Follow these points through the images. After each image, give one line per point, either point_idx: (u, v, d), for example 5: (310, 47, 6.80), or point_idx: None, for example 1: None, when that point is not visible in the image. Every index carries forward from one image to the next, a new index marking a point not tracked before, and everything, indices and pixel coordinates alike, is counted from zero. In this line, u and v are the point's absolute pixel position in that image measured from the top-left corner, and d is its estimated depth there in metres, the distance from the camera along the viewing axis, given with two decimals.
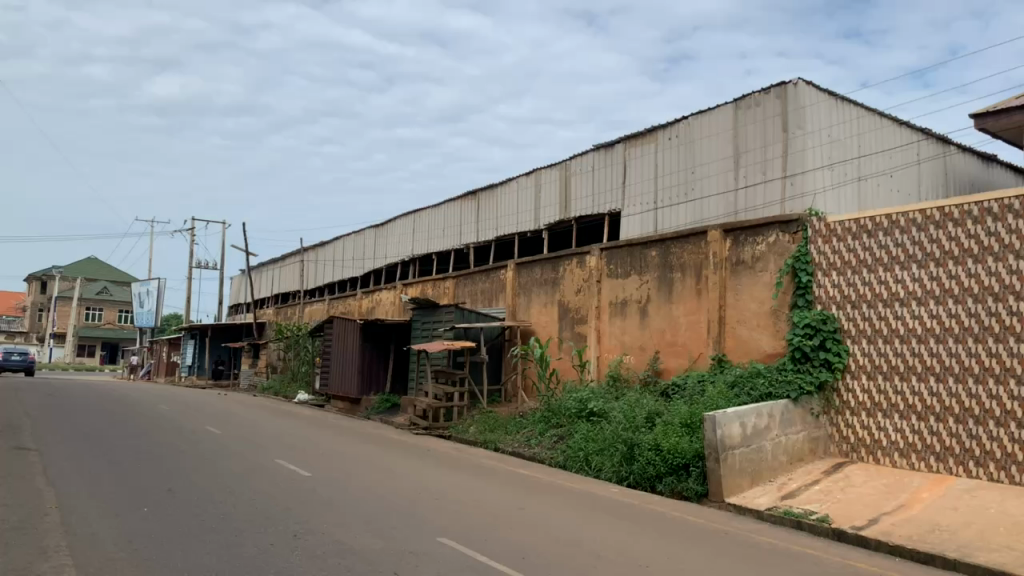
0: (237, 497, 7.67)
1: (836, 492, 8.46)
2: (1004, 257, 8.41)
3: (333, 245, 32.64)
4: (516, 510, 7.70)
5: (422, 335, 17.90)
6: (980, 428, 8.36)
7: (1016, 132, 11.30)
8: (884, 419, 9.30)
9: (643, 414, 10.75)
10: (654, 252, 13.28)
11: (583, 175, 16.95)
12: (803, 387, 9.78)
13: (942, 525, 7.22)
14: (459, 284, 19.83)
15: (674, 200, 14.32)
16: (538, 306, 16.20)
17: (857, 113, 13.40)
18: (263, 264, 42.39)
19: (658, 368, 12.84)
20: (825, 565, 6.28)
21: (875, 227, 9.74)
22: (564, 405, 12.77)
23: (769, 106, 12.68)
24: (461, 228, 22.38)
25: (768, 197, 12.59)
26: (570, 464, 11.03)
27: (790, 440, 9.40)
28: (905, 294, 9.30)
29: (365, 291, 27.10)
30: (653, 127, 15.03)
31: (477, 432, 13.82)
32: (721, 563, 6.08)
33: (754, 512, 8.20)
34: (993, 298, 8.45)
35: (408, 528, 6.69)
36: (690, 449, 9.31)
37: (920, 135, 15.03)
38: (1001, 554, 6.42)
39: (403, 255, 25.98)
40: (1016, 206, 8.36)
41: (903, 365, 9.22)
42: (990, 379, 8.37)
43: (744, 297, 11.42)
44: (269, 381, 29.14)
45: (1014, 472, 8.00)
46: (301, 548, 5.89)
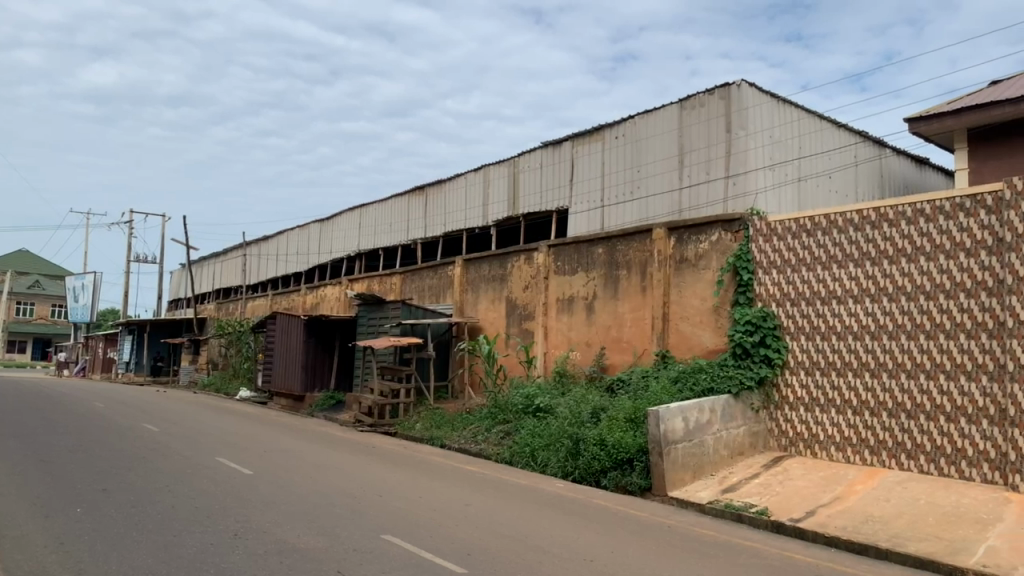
0: (176, 496, 7.49)
1: (774, 486, 8.61)
2: (934, 256, 8.58)
3: (279, 239, 32.17)
4: (459, 506, 7.65)
5: (369, 331, 17.77)
6: (911, 422, 8.58)
7: (947, 136, 11.66)
8: (821, 414, 9.47)
9: (589, 410, 10.81)
10: (601, 250, 13.36)
11: (532, 172, 17.00)
12: (743, 383, 9.92)
13: (876, 516, 7.42)
14: (406, 280, 19.75)
15: (622, 198, 14.43)
16: (486, 302, 16.20)
17: (798, 115, 13.68)
18: (204, 257, 41.62)
19: (604, 363, 12.95)
20: (764, 557, 6.37)
21: (812, 226, 9.86)
22: (511, 401, 12.76)
23: (713, 107, 12.85)
24: (409, 223, 22.26)
25: (711, 196, 12.78)
26: (516, 459, 11.04)
27: (731, 434, 9.55)
28: (842, 293, 9.45)
29: (311, 287, 26.76)
30: (601, 126, 15.13)
31: (424, 429, 13.75)
32: (661, 555, 6.12)
33: (695, 506, 8.33)
34: (924, 296, 8.63)
35: (351, 525, 6.56)
36: (634, 444, 9.36)
37: (858, 137, 15.42)
38: (929, 543, 6.63)
39: (349, 250, 25.77)
40: (947, 207, 8.51)
41: (840, 361, 9.38)
42: (921, 375, 8.57)
43: (687, 293, 11.56)
44: (211, 378, 28.65)
45: (943, 465, 8.24)
46: (240, 548, 5.72)
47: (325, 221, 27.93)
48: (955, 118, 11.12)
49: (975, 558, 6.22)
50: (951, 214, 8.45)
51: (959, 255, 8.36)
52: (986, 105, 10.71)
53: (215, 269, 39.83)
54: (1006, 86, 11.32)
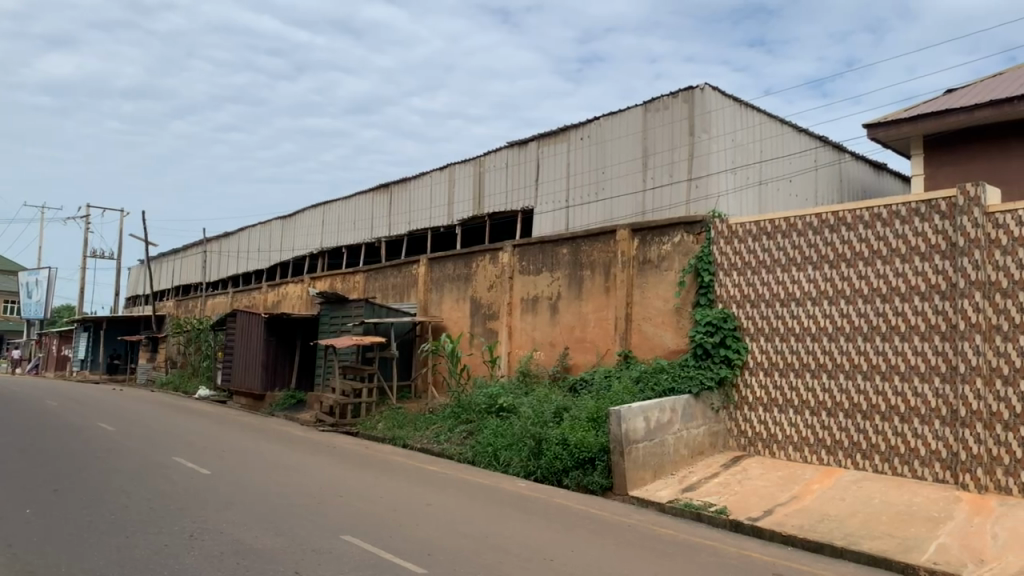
0: (129, 496, 7.37)
1: (733, 485, 8.72)
2: (890, 259, 8.74)
3: (240, 236, 31.75)
4: (420, 506, 7.61)
5: (331, 330, 17.61)
6: (867, 423, 8.74)
7: (904, 142, 11.91)
8: (779, 415, 9.61)
9: (552, 410, 10.83)
10: (565, 250, 13.41)
11: (497, 171, 17.00)
12: (704, 383, 10.03)
13: (831, 515, 7.55)
14: (369, 279, 19.62)
15: (587, 199, 14.50)
16: (450, 302, 16.16)
17: (760, 119, 13.87)
18: (163, 254, 40.92)
19: (567, 363, 12.99)
20: (722, 556, 6.45)
21: (773, 229, 10.00)
22: (474, 401, 12.74)
23: (677, 110, 12.97)
24: (372, 222, 22.12)
25: (674, 198, 12.90)
26: (478, 459, 11.02)
27: (691, 434, 9.66)
28: (801, 294, 9.60)
29: (273, 285, 26.45)
30: (566, 127, 15.18)
31: (386, 429, 13.67)
32: (621, 554, 6.16)
33: (655, 505, 8.40)
34: (881, 299, 8.80)
35: (310, 525, 6.50)
36: (595, 443, 9.40)
37: (818, 142, 15.68)
38: (883, 541, 6.77)
39: (312, 248, 25.55)
40: (903, 212, 8.67)
41: (798, 362, 9.52)
42: (876, 376, 8.74)
43: (649, 294, 11.65)
44: (169, 376, 28.17)
45: (897, 464, 8.41)
46: (196, 548, 5.64)
47: (288, 218, 27.64)
48: (911, 124, 11.36)
49: (926, 556, 6.37)
50: (907, 219, 8.62)
51: (914, 259, 8.53)
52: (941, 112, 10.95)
53: (175, 266, 39.21)
54: (961, 94, 11.58)
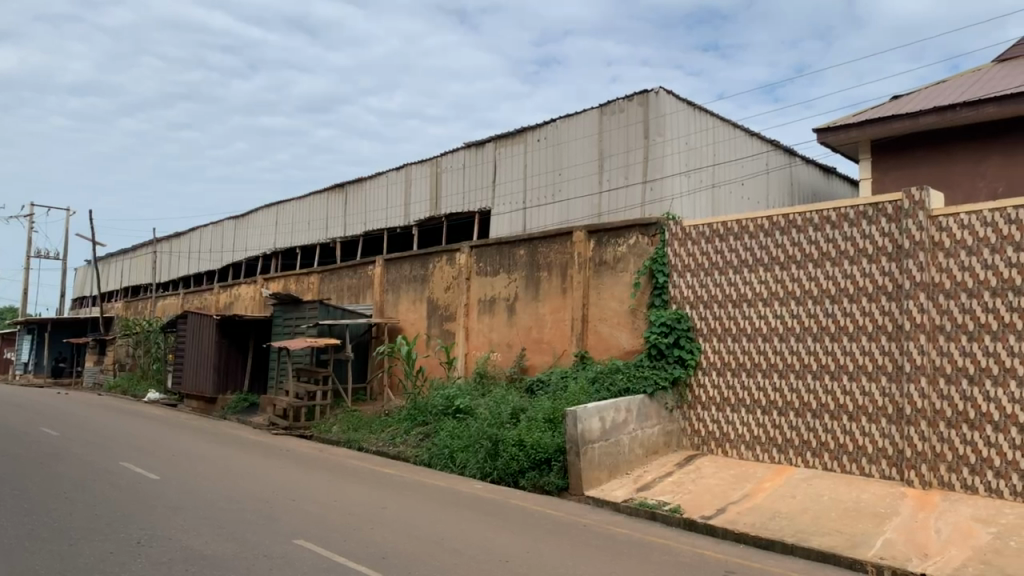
0: (73, 503, 7.15)
1: (686, 484, 8.82)
2: (839, 261, 8.92)
3: (192, 236, 31.17)
4: (374, 509, 7.53)
5: (285, 331, 17.38)
6: (816, 421, 8.92)
7: (853, 147, 12.17)
8: (731, 414, 9.75)
9: (508, 410, 10.83)
10: (522, 251, 13.43)
11: (454, 172, 16.96)
12: (658, 383, 10.12)
13: (782, 512, 7.67)
14: (324, 280, 19.41)
15: (543, 201, 14.55)
16: (407, 303, 16.07)
17: (713, 122, 14.06)
18: (111, 254, 40.02)
19: (524, 364, 13.02)
20: (675, 554, 6.51)
21: (725, 231, 10.14)
22: (431, 402, 12.68)
23: (632, 113, 13.08)
24: (327, 222, 21.90)
25: (630, 200, 13.02)
26: (434, 461, 10.97)
27: (646, 434, 9.75)
28: (753, 296, 9.75)
29: (225, 285, 26.01)
30: (523, 128, 15.21)
31: (341, 431, 13.54)
32: (576, 554, 6.18)
33: (611, 504, 8.45)
34: (830, 300, 8.97)
35: (262, 530, 6.39)
36: (552, 444, 9.44)
37: (770, 146, 15.96)
38: (832, 537, 6.91)
39: (266, 248, 25.21)
40: (851, 215, 8.85)
41: (750, 362, 9.67)
42: (825, 376, 8.91)
43: (605, 295, 11.73)
44: (117, 380, 27.51)
45: (846, 462, 8.59)
46: (144, 556, 5.51)
47: (240, 218, 27.21)
48: (859, 129, 11.62)
49: (874, 551, 6.51)
50: (855, 221, 8.81)
51: (862, 261, 8.71)
52: (888, 118, 11.22)
53: (123, 266, 38.37)
54: (907, 101, 11.88)
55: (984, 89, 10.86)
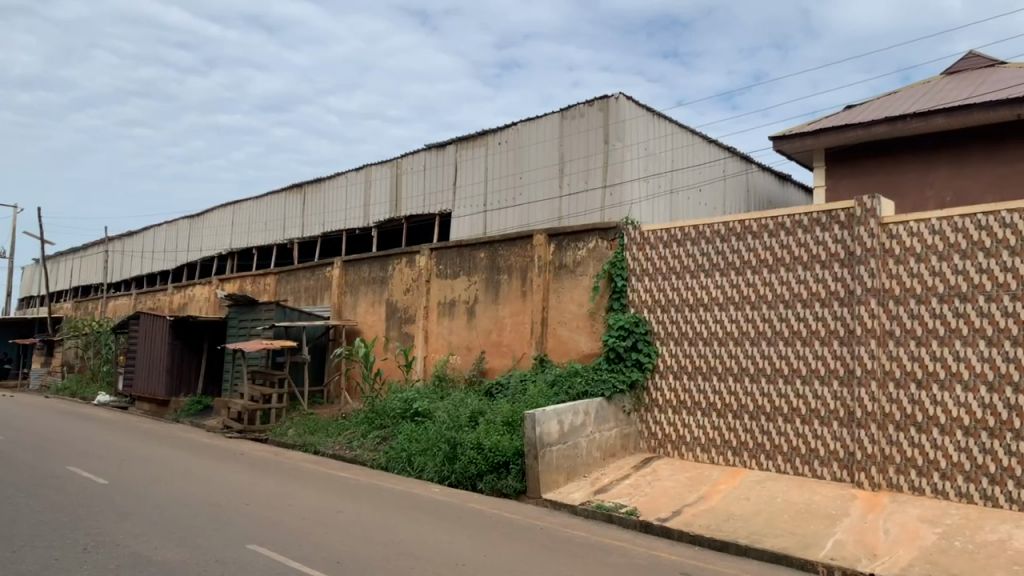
0: (16, 509, 6.94)
1: (643, 486, 8.89)
2: (793, 267, 9.08)
3: (145, 235, 30.57)
4: (330, 513, 7.46)
5: (240, 333, 17.12)
6: (770, 424, 9.06)
7: (807, 155, 12.40)
8: (688, 417, 9.86)
9: (467, 414, 10.81)
10: (482, 253, 13.42)
11: (415, 173, 16.90)
12: (616, 386, 10.19)
13: (736, 514, 7.79)
14: (281, 281, 19.17)
15: (504, 203, 14.57)
16: (366, 305, 15.95)
17: (672, 128, 14.21)
18: (61, 253, 39.06)
19: (483, 368, 13.00)
20: (631, 556, 6.56)
21: (683, 236, 10.26)
22: (389, 406, 12.58)
23: (592, 118, 13.16)
24: (285, 222, 21.64)
25: (589, 205, 13.09)
26: (391, 465, 10.89)
27: (603, 437, 9.81)
28: (709, 300, 9.87)
29: (179, 286, 25.52)
30: (484, 131, 15.21)
31: (296, 435, 13.37)
32: (533, 557, 6.20)
33: (568, 507, 8.48)
34: (784, 305, 9.13)
35: (215, 536, 6.27)
36: (510, 447, 9.44)
37: (727, 153, 16.20)
38: (784, 539, 7.03)
39: (221, 248, 24.83)
40: (805, 221, 9.01)
41: (706, 365, 9.79)
42: (779, 380, 9.05)
43: (565, 299, 11.76)
44: (65, 382, 26.82)
45: (798, 464, 8.74)
46: (90, 562, 5.37)
47: (196, 217, 26.77)
48: (813, 138, 11.84)
49: (824, 552, 6.64)
50: (809, 228, 8.97)
51: (815, 267, 8.88)
52: (842, 126, 11.45)
53: (73, 265, 37.45)
54: (861, 110, 12.16)
55: (933, 100, 11.16)
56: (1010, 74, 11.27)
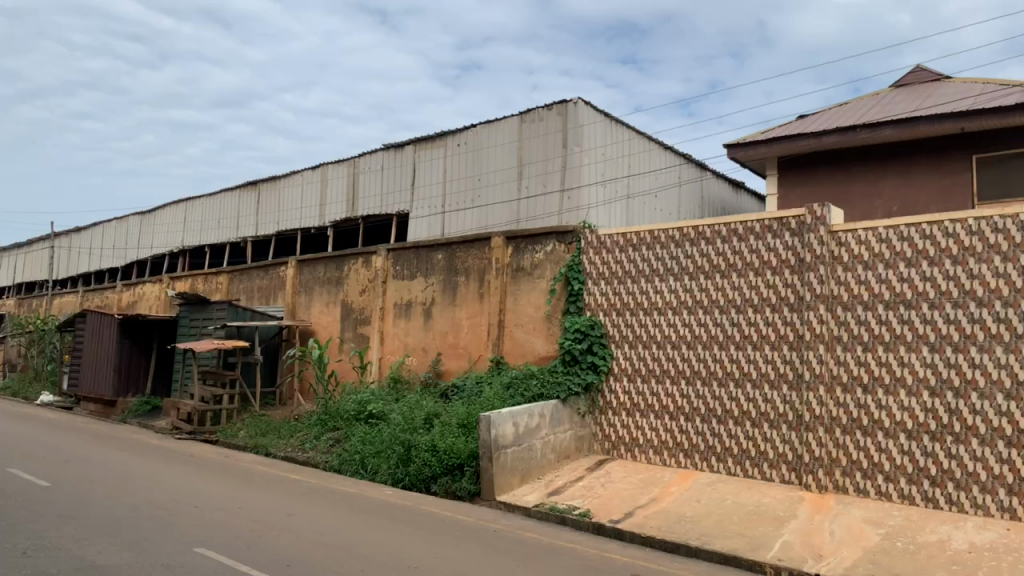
0: None
1: (596, 488, 8.96)
2: (744, 273, 9.24)
3: (93, 232, 29.86)
4: (280, 516, 7.36)
5: (191, 333, 16.81)
6: (720, 427, 9.20)
7: (760, 163, 12.62)
8: (641, 419, 9.97)
9: (422, 416, 10.76)
10: (439, 255, 13.39)
11: (372, 173, 16.79)
12: (571, 388, 10.26)
13: (687, 515, 7.90)
14: (234, 280, 18.88)
15: (462, 205, 14.56)
16: (321, 305, 15.80)
17: (629, 134, 14.36)
18: (5, 248, 37.91)
19: (439, 369, 12.97)
20: (583, 558, 6.61)
21: (639, 241, 10.37)
22: (343, 407, 12.46)
23: (551, 122, 13.22)
24: (239, 220, 21.34)
25: (547, 208, 13.16)
26: (344, 467, 10.79)
27: (558, 439, 9.87)
28: (663, 304, 10.00)
29: (129, 283, 24.96)
30: (442, 133, 15.18)
31: (247, 436, 13.17)
32: (485, 560, 6.20)
33: (521, 509, 8.50)
34: (736, 310, 9.27)
35: (162, 539, 6.15)
36: (465, 450, 9.43)
37: (682, 159, 16.43)
38: (734, 540, 7.14)
39: (173, 246, 24.37)
40: (758, 228, 9.17)
41: (659, 369, 9.91)
42: (730, 383, 9.19)
43: (522, 301, 11.81)
44: (7, 382, 26.00)
45: (748, 466, 8.89)
46: (29, 567, 5.23)
47: (147, 213, 26.23)
48: (766, 147, 12.05)
49: (772, 553, 6.76)
50: (761, 234, 9.12)
51: (766, 273, 9.04)
52: (794, 135, 11.68)
53: (17, 262, 36.39)
54: (812, 120, 12.42)
55: (882, 113, 11.45)
56: (954, 89, 11.61)
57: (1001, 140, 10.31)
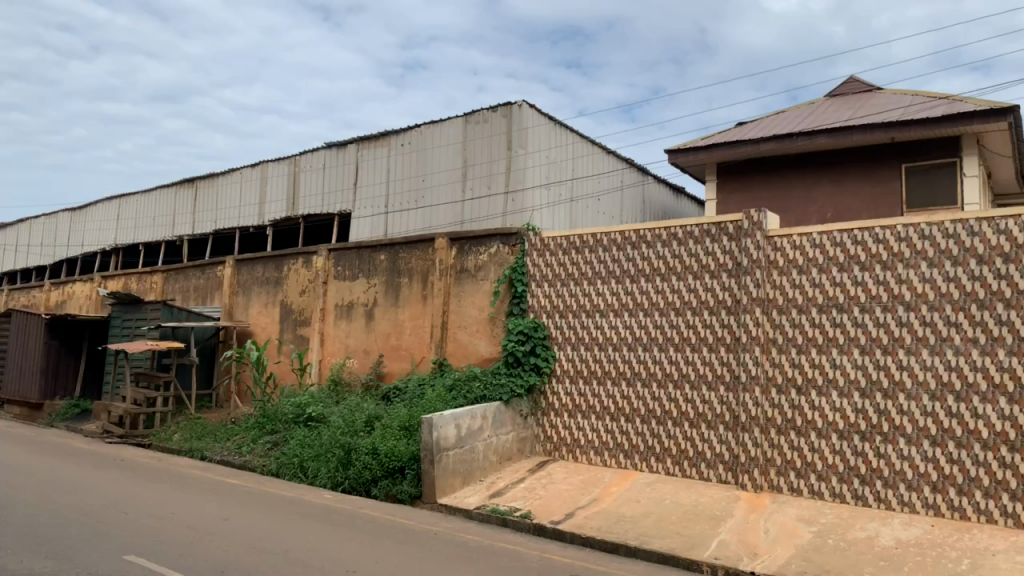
0: None
1: (538, 489, 8.99)
2: (683, 276, 9.37)
3: (20, 228, 28.76)
4: (215, 521, 7.20)
5: (123, 334, 16.30)
6: (659, 428, 9.33)
7: (700, 168, 12.84)
8: (582, 420, 10.06)
9: (362, 419, 10.63)
10: (382, 256, 13.26)
11: (314, 172, 16.56)
12: (514, 390, 10.28)
13: (627, 516, 7.99)
14: (169, 279, 18.39)
15: (406, 206, 14.48)
16: (259, 306, 15.51)
17: (572, 138, 14.46)
18: None
19: (381, 372, 12.86)
20: (524, 559, 6.62)
21: (581, 243, 10.44)
22: (281, 410, 12.22)
23: (496, 123, 13.22)
24: (175, 218, 20.81)
25: (490, 210, 13.18)
26: (282, 471, 10.59)
27: (500, 440, 9.87)
28: (605, 306, 10.09)
29: (58, 282, 24.09)
30: (386, 132, 15.05)
31: (182, 440, 12.83)
32: (425, 563, 6.15)
33: (463, 512, 8.46)
34: (675, 312, 9.41)
35: (89, 545, 5.96)
36: (406, 452, 9.34)
37: (624, 164, 16.63)
38: (672, 539, 7.24)
39: (105, 243, 23.64)
40: (696, 232, 9.32)
41: (601, 370, 10.00)
42: (669, 384, 9.32)
43: (465, 303, 11.79)
44: None
45: (686, 466, 9.03)
46: None
47: (77, 209, 25.38)
48: (706, 153, 12.25)
49: (709, 552, 6.88)
50: (699, 239, 9.28)
51: (704, 277, 9.18)
52: (732, 142, 11.91)
53: None
54: (751, 128, 12.69)
55: (818, 121, 11.76)
56: (886, 100, 12.00)
57: (929, 150, 10.70)
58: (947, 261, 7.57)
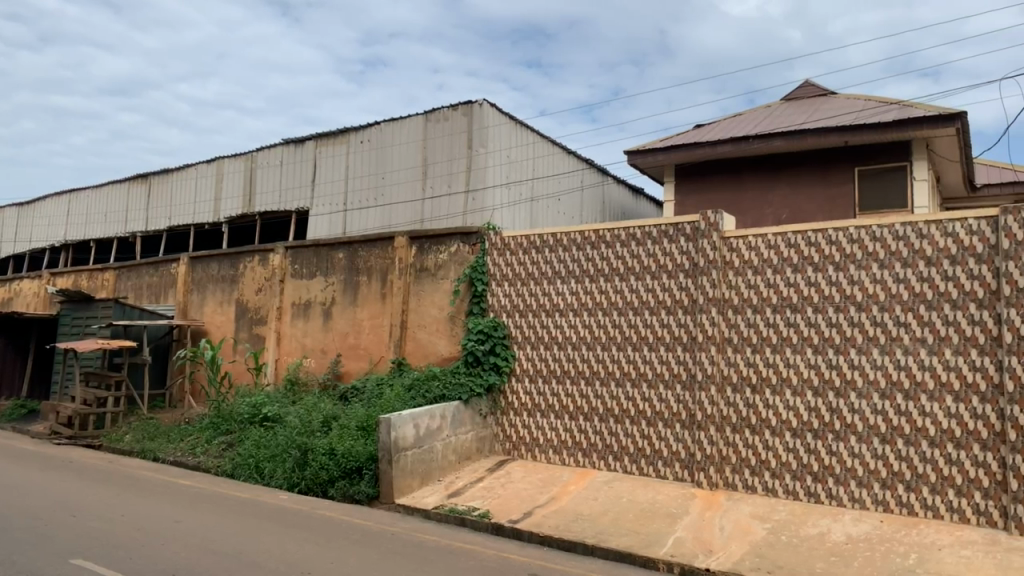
0: None
1: (496, 489, 9.00)
2: (641, 276, 9.46)
3: None
4: (166, 523, 7.08)
5: (73, 332, 15.90)
6: (617, 426, 9.40)
7: (658, 170, 12.96)
8: (541, 419, 10.10)
9: (319, 419, 10.53)
10: (341, 254, 13.14)
11: (271, 168, 16.34)
12: (472, 389, 10.27)
13: (584, 514, 8.03)
14: (121, 277, 18.01)
15: (364, 204, 14.37)
16: (213, 305, 15.27)
17: (533, 138, 14.49)
18: None
19: (339, 371, 12.75)
20: (480, 559, 6.61)
21: (541, 243, 10.47)
22: (236, 410, 12.03)
23: (456, 122, 13.19)
24: (127, 215, 20.37)
25: (450, 209, 13.15)
26: (237, 472, 10.44)
27: (459, 440, 9.84)
28: (564, 306, 10.13)
29: (3, 279, 23.39)
30: (344, 129, 14.93)
31: (133, 441, 12.56)
32: (380, 563, 6.12)
33: (420, 511, 8.42)
34: (633, 311, 9.49)
35: (33, 549, 5.84)
36: (364, 452, 9.27)
37: (584, 164, 16.73)
38: (628, 537, 7.31)
39: (54, 239, 23.03)
40: (654, 233, 9.41)
41: (559, 369, 10.05)
42: (627, 382, 9.41)
43: (424, 302, 11.75)
44: None
45: (642, 465, 9.12)
46: None
47: (25, 205, 24.68)
48: (665, 155, 12.37)
49: (664, 549, 6.95)
50: (658, 239, 9.36)
51: (662, 277, 9.27)
52: (690, 145, 12.05)
53: None
54: (708, 130, 12.86)
55: (773, 125, 11.95)
56: (839, 104, 12.25)
57: (881, 154, 10.94)
58: (897, 262, 7.75)
